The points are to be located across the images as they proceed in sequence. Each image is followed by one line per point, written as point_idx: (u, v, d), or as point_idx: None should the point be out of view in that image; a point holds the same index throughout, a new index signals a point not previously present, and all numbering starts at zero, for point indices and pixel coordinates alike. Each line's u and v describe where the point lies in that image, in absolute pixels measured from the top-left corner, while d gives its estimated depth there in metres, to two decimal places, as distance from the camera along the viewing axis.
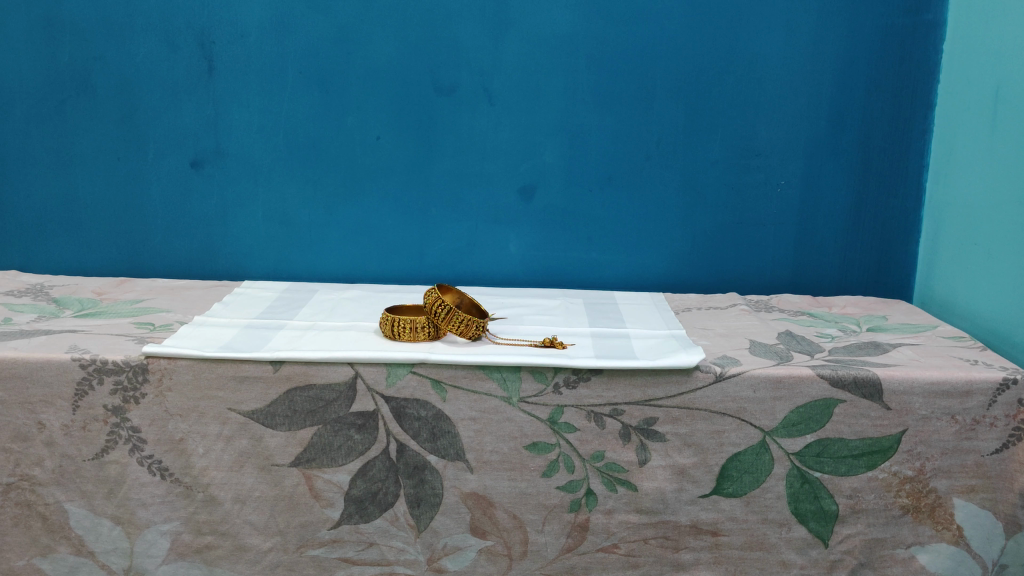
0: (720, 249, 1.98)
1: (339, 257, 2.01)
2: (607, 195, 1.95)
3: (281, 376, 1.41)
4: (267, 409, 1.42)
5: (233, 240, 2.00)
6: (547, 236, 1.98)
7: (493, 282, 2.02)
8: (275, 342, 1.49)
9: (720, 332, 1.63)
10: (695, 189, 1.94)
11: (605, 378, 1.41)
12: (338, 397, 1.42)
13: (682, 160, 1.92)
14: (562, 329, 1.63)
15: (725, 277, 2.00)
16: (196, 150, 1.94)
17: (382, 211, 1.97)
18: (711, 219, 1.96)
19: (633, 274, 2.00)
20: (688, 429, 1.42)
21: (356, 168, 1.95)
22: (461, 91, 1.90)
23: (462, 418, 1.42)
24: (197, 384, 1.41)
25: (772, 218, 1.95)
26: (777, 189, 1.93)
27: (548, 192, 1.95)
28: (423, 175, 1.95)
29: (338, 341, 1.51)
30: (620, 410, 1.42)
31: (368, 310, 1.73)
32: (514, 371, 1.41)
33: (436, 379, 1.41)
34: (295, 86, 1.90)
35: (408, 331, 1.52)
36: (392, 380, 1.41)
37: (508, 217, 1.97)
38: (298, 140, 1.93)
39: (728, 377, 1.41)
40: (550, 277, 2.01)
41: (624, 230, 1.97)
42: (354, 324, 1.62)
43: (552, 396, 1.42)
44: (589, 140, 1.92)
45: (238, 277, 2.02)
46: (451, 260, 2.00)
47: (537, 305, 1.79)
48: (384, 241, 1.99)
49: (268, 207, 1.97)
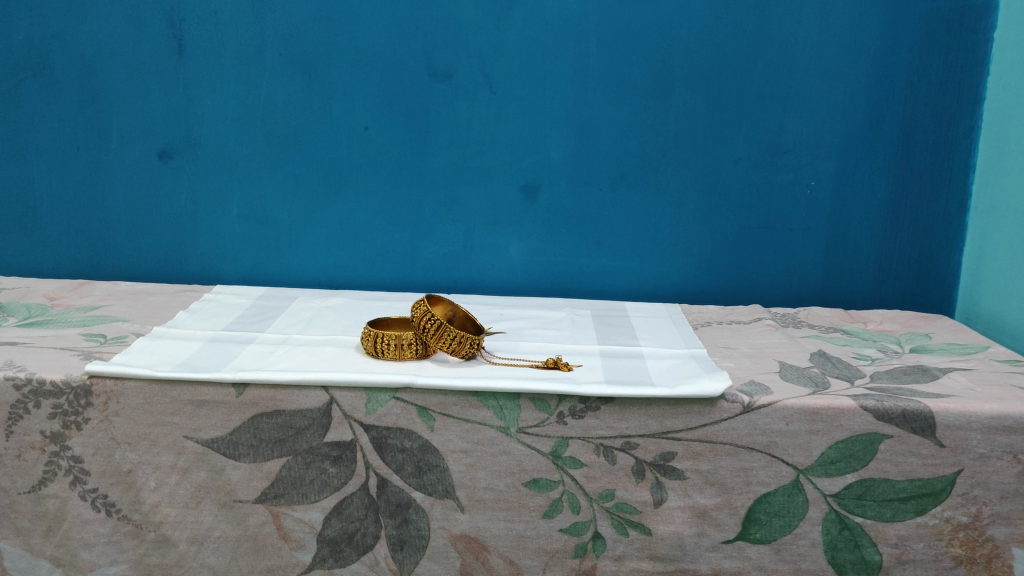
0: (743, 255, 1.80)
1: (322, 260, 1.82)
2: (618, 195, 1.78)
3: (244, 401, 1.23)
4: (229, 437, 1.24)
5: (206, 240, 1.81)
6: (553, 241, 1.80)
7: (492, 290, 1.84)
8: (240, 361, 1.31)
9: (745, 352, 1.44)
10: (715, 190, 1.77)
11: (616, 408, 1.23)
12: (310, 425, 1.24)
13: (702, 157, 1.76)
14: (567, 346, 1.44)
15: (747, 286, 1.82)
16: (164, 140, 1.75)
17: (369, 209, 1.79)
18: (732, 224, 1.79)
19: (645, 282, 1.83)
20: (711, 467, 1.24)
21: (342, 162, 1.76)
22: (459, 78, 1.71)
23: (452, 450, 1.24)
24: (149, 408, 1.23)
25: (800, 223, 1.78)
26: (806, 191, 1.77)
27: (554, 191, 1.78)
28: (416, 171, 1.77)
29: (313, 360, 1.33)
30: (633, 444, 1.24)
31: (350, 321, 1.55)
32: (513, 398, 1.23)
33: (423, 406, 1.23)
34: (275, 70, 1.71)
35: (393, 349, 1.34)
36: (372, 407, 1.23)
37: (509, 219, 1.79)
38: (278, 130, 1.74)
39: (758, 408, 1.22)
40: (554, 286, 1.83)
41: (637, 234, 1.80)
42: (333, 339, 1.44)
43: (555, 427, 1.24)
44: (600, 135, 1.75)
45: (210, 281, 1.84)
46: (446, 266, 1.82)
47: (539, 318, 1.61)
48: (373, 244, 1.81)
49: (244, 204, 1.79)
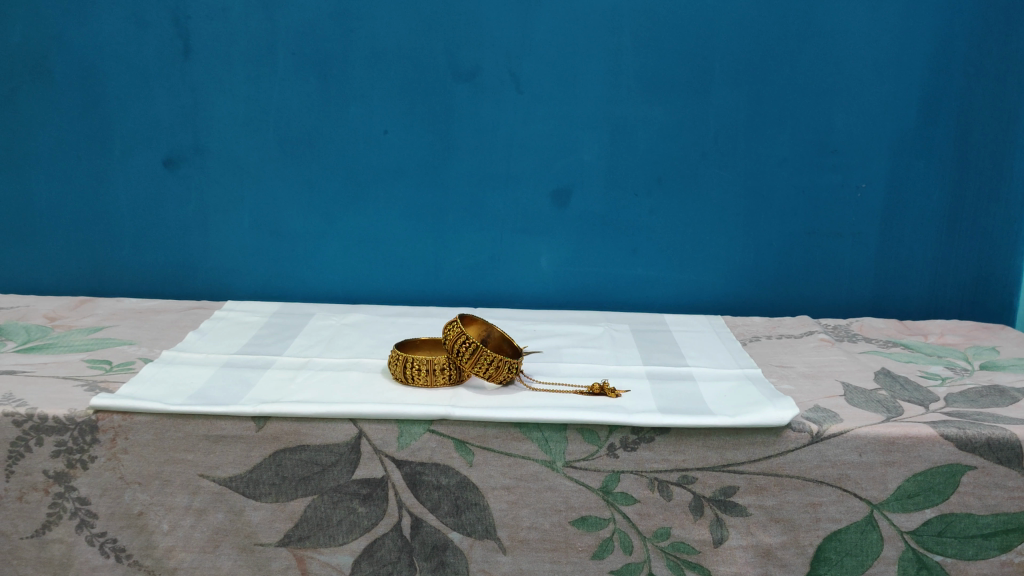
0: (788, 263, 1.71)
1: (339, 272, 1.72)
2: (655, 200, 1.67)
3: (265, 436, 1.12)
4: (248, 475, 1.13)
5: (216, 253, 1.70)
6: (586, 249, 1.70)
7: (521, 303, 1.74)
8: (259, 390, 1.20)
9: (803, 372, 1.34)
10: (758, 194, 1.67)
11: (672, 439, 1.12)
12: (337, 461, 1.13)
13: (745, 159, 1.65)
14: (610, 368, 1.34)
15: (793, 295, 1.73)
16: (171, 146, 1.64)
17: (389, 218, 1.68)
18: (777, 229, 1.69)
19: (685, 292, 1.72)
20: (776, 502, 1.13)
21: (360, 168, 1.65)
22: (485, 77, 1.60)
23: (492, 487, 1.14)
24: (161, 445, 1.13)
25: (850, 227, 1.68)
26: (856, 193, 1.66)
27: (587, 196, 1.67)
28: (439, 177, 1.66)
29: (337, 388, 1.22)
30: (691, 478, 1.13)
31: (374, 341, 1.44)
32: (559, 429, 1.12)
33: (461, 439, 1.13)
34: (287, 70, 1.60)
35: (424, 374, 1.23)
36: (405, 441, 1.13)
37: (539, 227, 1.68)
38: (292, 135, 1.63)
39: (828, 438, 1.11)
40: (587, 297, 1.73)
41: (675, 241, 1.69)
42: (357, 363, 1.34)
43: (606, 460, 1.13)
44: (635, 136, 1.64)
45: (221, 296, 1.73)
46: (472, 277, 1.71)
47: (575, 336, 1.50)
48: (394, 255, 1.70)
49: (256, 214, 1.68)
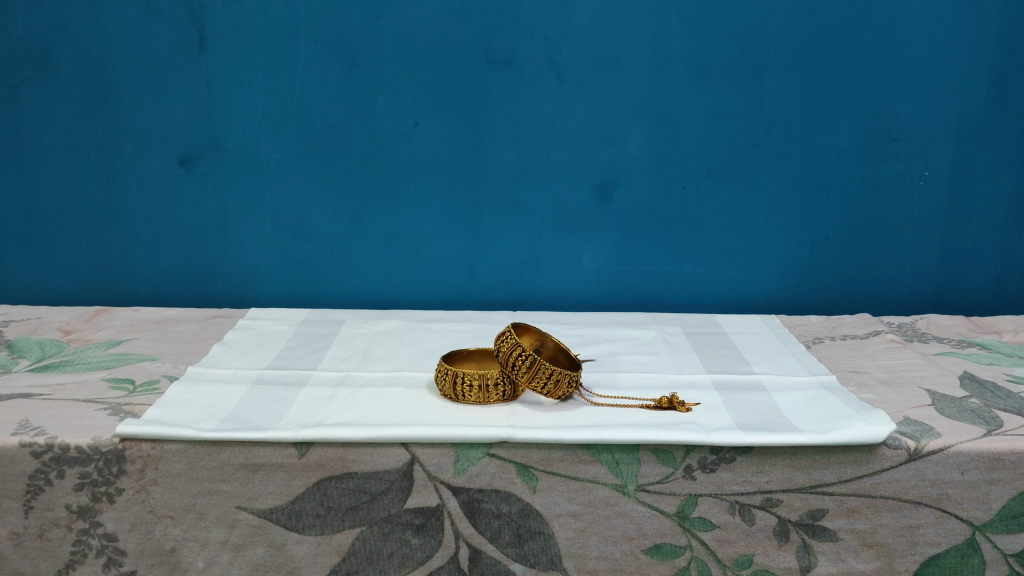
0: (845, 258, 1.61)
1: (369, 275, 1.61)
2: (704, 193, 1.56)
3: (308, 463, 1.02)
4: (291, 506, 1.04)
5: (237, 257, 1.60)
6: (630, 247, 1.59)
7: (561, 304, 1.64)
8: (298, 411, 1.10)
9: (881, 378, 1.24)
10: (814, 184, 1.56)
11: (755, 459, 1.02)
12: (388, 489, 1.04)
13: (800, 147, 1.54)
14: (673, 378, 1.24)
15: (850, 292, 1.63)
16: (187, 145, 1.53)
17: (421, 217, 1.57)
18: (834, 222, 1.58)
19: (736, 290, 1.62)
20: (870, 525, 1.04)
21: (389, 164, 1.54)
22: (522, 64, 1.49)
23: (558, 514, 1.04)
24: (194, 475, 1.03)
25: (911, 218, 1.58)
26: (919, 182, 1.56)
27: (631, 191, 1.56)
28: (473, 173, 1.55)
29: (382, 407, 1.12)
30: (775, 501, 1.04)
31: (414, 352, 1.34)
32: (631, 450, 1.02)
33: (523, 463, 1.03)
34: (310, 61, 1.49)
35: (476, 390, 1.13)
36: (462, 466, 1.03)
37: (580, 224, 1.58)
38: (316, 130, 1.53)
39: (927, 454, 1.02)
40: (632, 297, 1.63)
41: (725, 236, 1.59)
42: (400, 377, 1.23)
43: (682, 483, 1.03)
44: (683, 125, 1.52)
45: (244, 302, 1.63)
46: (509, 278, 1.61)
47: (627, 341, 1.40)
48: (426, 256, 1.60)
49: (279, 215, 1.57)
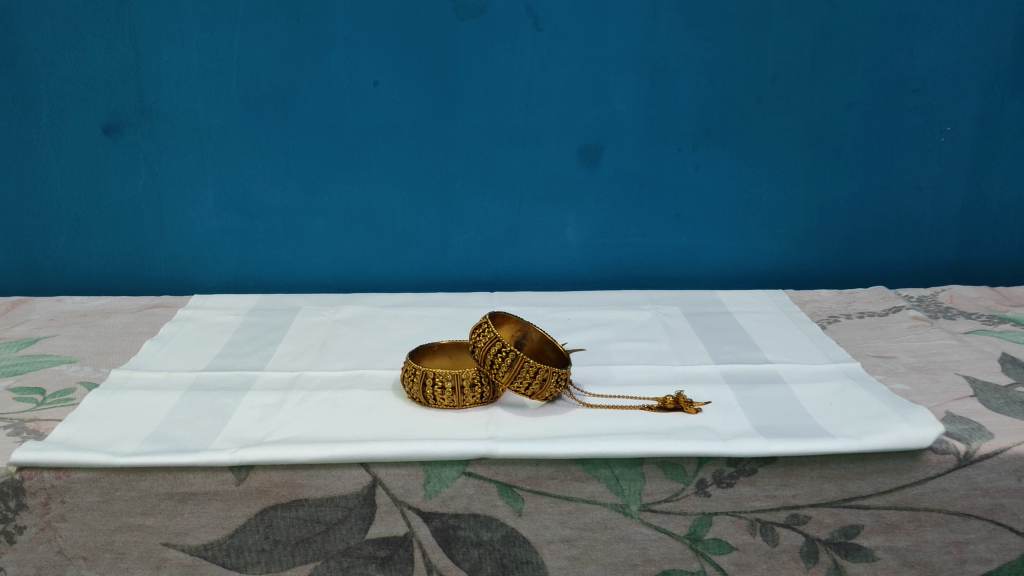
0: (858, 225, 1.45)
1: (325, 255, 1.42)
2: (702, 155, 1.38)
3: (248, 491, 0.86)
4: (229, 541, 0.87)
5: (174, 238, 1.40)
6: (619, 217, 1.42)
7: (544, 282, 1.46)
8: (239, 424, 0.93)
9: (912, 363, 1.09)
10: (824, 143, 1.39)
11: (779, 470, 0.87)
12: (345, 517, 0.87)
13: (810, 100, 1.36)
14: (675, 370, 1.07)
15: (862, 262, 1.47)
16: (110, 109, 1.32)
17: (384, 188, 1.38)
18: (846, 185, 1.42)
19: (737, 263, 1.46)
20: (912, 542, 0.89)
21: (345, 129, 1.34)
22: (496, 11, 1.29)
23: (549, 540, 0.88)
24: (111, 508, 0.86)
25: (930, 179, 1.42)
26: (940, 139, 1.40)
27: (621, 154, 1.38)
28: (442, 137, 1.35)
29: (338, 418, 0.95)
30: (802, 518, 0.88)
31: (377, 344, 1.17)
32: (634, 464, 0.87)
33: (506, 482, 0.87)
34: (248, 10, 1.27)
35: (449, 393, 0.96)
36: (434, 488, 0.87)
37: (564, 193, 1.39)
38: (259, 91, 1.32)
39: (979, 460, 0.87)
40: (623, 272, 1.46)
41: (727, 203, 1.42)
42: (359, 378, 1.06)
43: (694, 501, 0.87)
44: (678, 77, 1.34)
45: (184, 288, 1.44)
46: (484, 255, 1.43)
47: (619, 326, 1.24)
48: (390, 233, 1.41)
49: (220, 189, 1.37)
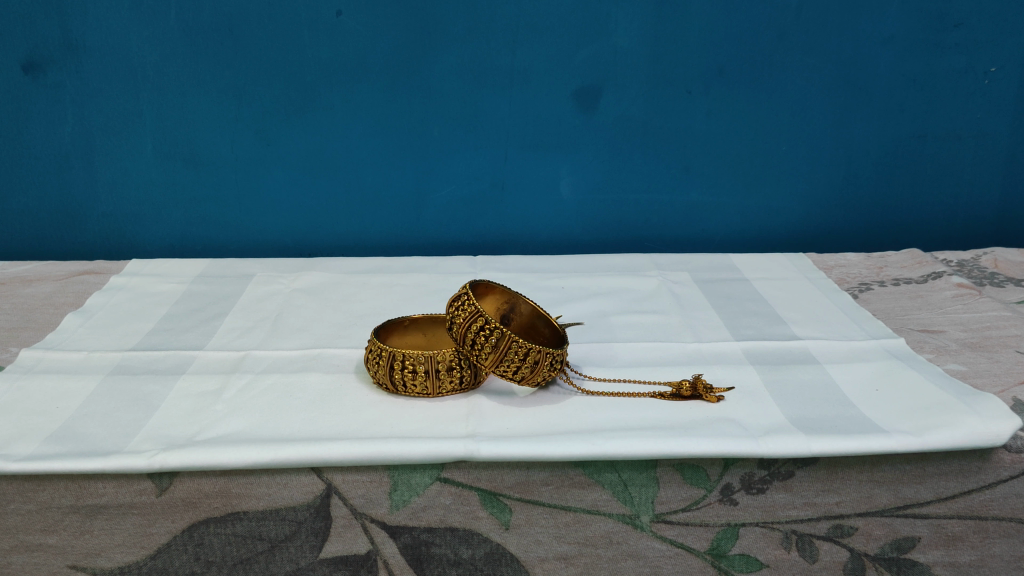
0: (887, 179, 1.29)
1: (283, 214, 1.24)
2: (714, 98, 1.21)
3: (173, 503, 0.70)
4: (152, 563, 0.71)
5: (110, 193, 1.22)
6: (619, 170, 1.25)
7: (534, 245, 1.29)
8: (166, 418, 0.76)
9: (963, 339, 0.93)
10: (854, 86, 1.22)
11: (820, 472, 0.72)
12: (294, 533, 0.71)
13: (840, 36, 1.19)
14: (688, 349, 0.92)
15: (889, 221, 1.32)
16: (27, 43, 1.13)
17: (350, 136, 1.20)
18: (876, 134, 1.25)
19: (751, 223, 1.30)
20: (975, 557, 0.75)
21: (304, 67, 1.16)
22: None
23: (541, 557, 0.73)
24: (4, 525, 0.70)
25: (969, 127, 1.26)
26: (983, 81, 1.23)
27: (623, 97, 1.20)
28: (417, 76, 1.17)
29: (286, 409, 0.79)
30: (847, 530, 0.73)
31: (340, 318, 1.00)
32: (646, 467, 0.72)
33: (491, 490, 0.71)
34: None
35: (422, 379, 0.80)
36: (402, 497, 0.71)
37: (557, 142, 1.22)
38: (202, 20, 1.12)
39: None
40: (622, 233, 1.29)
41: (741, 154, 1.25)
42: (316, 359, 0.89)
43: (719, 511, 0.72)
44: (690, 8, 1.15)
45: (125, 252, 1.26)
46: (466, 214, 1.26)
47: (622, 295, 1.08)
48: (357, 188, 1.23)
49: (161, 137, 1.19)
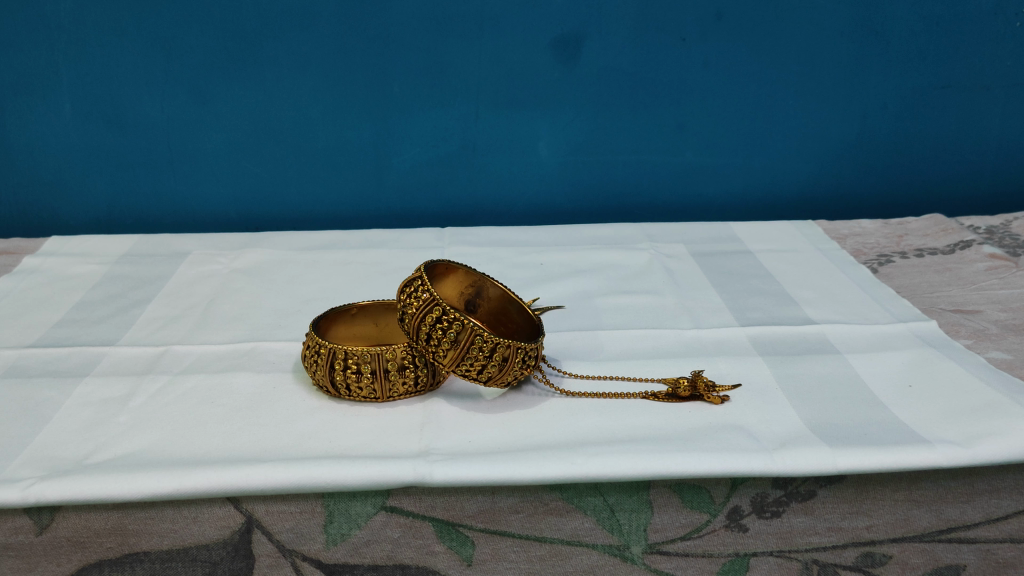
0: (904, 135, 1.15)
1: (225, 182, 1.10)
2: (713, 46, 1.06)
3: (57, 542, 0.57)
4: None
5: (27, 160, 1.07)
6: (606, 129, 1.10)
7: (509, 214, 1.16)
8: (56, 434, 0.63)
9: (1003, 319, 0.80)
10: (872, 31, 1.07)
11: (846, 492, 0.60)
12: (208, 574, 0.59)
13: None
14: (686, 336, 0.79)
15: (905, 182, 1.19)
16: None
17: (298, 93, 1.05)
18: (894, 85, 1.12)
19: (752, 186, 1.16)
20: None
21: (241, 13, 1.00)
22: None
23: None
24: None
25: (997, 77, 1.12)
26: (1016, 23, 1.09)
27: (610, 45, 1.05)
28: (373, 23, 1.01)
29: (204, 420, 0.65)
30: (879, 558, 0.60)
31: (284, 304, 0.86)
32: (636, 489, 0.59)
33: (448, 520, 0.58)
34: None
35: (367, 381, 0.67)
36: (339, 530, 0.58)
37: (535, 98, 1.07)
38: None
39: None
40: (610, 199, 1.16)
41: (743, 110, 1.11)
42: (249, 355, 0.76)
43: (725, 540, 0.60)
44: None
45: (50, 226, 1.12)
46: (433, 180, 1.11)
47: (609, 272, 0.94)
48: (308, 152, 1.08)
49: (80, 95, 1.03)
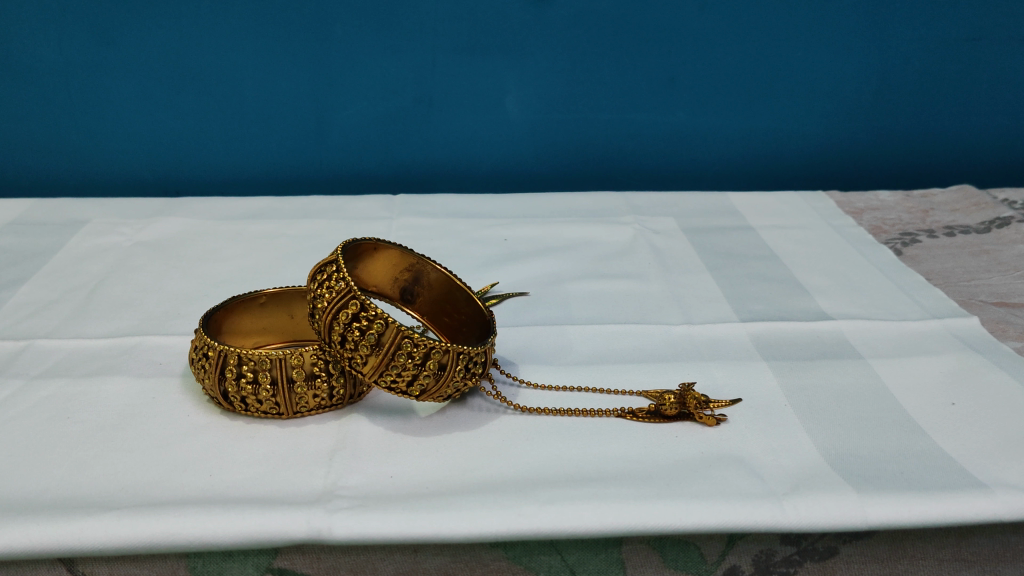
0: (928, 93, 1.01)
1: (141, 138, 0.94)
2: None
3: None
4: None
5: None
6: (585, 82, 0.95)
7: (474, 179, 1.01)
8: None
9: None
10: None
11: (878, 550, 0.46)
12: None
13: None
14: (672, 333, 0.64)
15: (926, 147, 1.05)
16: None
17: (222, 33, 0.88)
18: (920, 34, 0.96)
19: (753, 150, 1.02)
20: None
21: None
22: None
23: None
24: None
25: None
26: None
27: None
28: None
29: (53, 441, 0.51)
30: None
31: (190, 286, 0.71)
32: (606, 545, 0.45)
33: None
34: None
35: (265, 395, 0.52)
36: None
37: (504, 44, 0.91)
38: None
39: None
40: (589, 163, 1.01)
41: (745, 62, 0.96)
42: (131, 353, 0.61)
43: None
44: None
45: None
46: (384, 139, 0.96)
47: (585, 251, 0.80)
48: (238, 104, 0.93)
49: None
